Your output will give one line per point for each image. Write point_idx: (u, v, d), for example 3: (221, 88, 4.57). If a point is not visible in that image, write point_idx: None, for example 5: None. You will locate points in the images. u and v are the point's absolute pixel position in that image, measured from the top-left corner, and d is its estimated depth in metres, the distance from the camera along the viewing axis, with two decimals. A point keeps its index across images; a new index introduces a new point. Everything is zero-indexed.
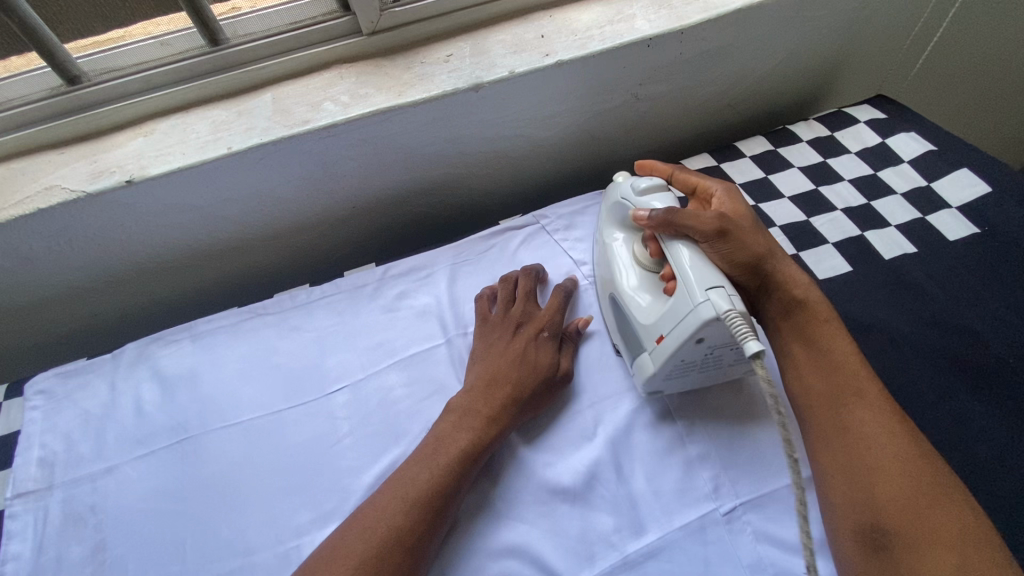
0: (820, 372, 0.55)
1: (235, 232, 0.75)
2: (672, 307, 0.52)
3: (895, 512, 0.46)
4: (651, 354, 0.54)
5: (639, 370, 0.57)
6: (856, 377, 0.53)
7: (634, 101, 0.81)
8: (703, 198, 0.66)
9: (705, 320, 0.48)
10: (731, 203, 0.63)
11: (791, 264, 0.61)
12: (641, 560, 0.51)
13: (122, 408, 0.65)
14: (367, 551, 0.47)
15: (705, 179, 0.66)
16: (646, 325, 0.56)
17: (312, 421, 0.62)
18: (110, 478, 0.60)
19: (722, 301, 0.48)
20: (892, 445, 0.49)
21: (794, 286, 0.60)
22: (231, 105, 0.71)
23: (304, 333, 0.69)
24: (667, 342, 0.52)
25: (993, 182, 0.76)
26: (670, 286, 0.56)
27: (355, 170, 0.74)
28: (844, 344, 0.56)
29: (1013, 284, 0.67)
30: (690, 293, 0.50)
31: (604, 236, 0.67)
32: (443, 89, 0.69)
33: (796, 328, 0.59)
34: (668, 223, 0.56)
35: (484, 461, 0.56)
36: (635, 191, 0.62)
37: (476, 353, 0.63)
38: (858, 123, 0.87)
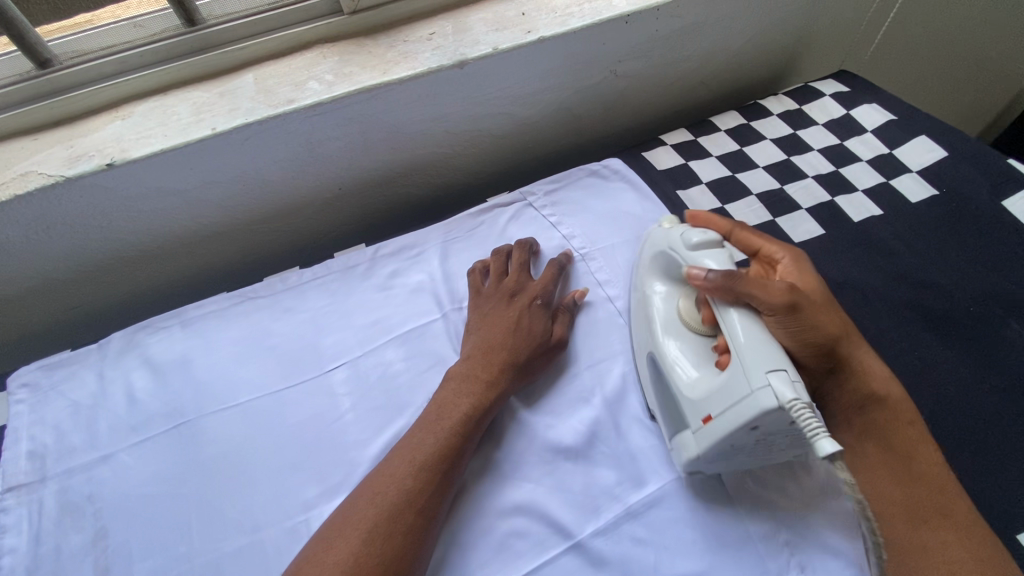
0: (903, 481, 0.53)
1: (221, 217, 0.74)
2: (725, 384, 0.49)
3: None
4: (697, 433, 0.51)
5: (679, 447, 0.53)
6: (941, 492, 0.51)
7: (613, 78, 0.83)
8: (765, 261, 0.63)
9: (765, 408, 0.45)
10: (797, 271, 0.59)
11: (878, 365, 0.57)
12: (644, 509, 0.54)
13: (113, 397, 0.63)
14: (378, 513, 0.48)
15: (769, 241, 0.63)
16: (692, 399, 0.52)
17: (312, 399, 0.62)
18: (107, 466, 0.59)
19: (786, 389, 0.45)
20: (978, 574, 0.46)
21: (873, 380, 0.56)
22: (211, 86, 0.70)
23: (297, 314, 0.69)
24: (716, 424, 0.49)
25: (949, 147, 0.81)
26: (722, 360, 0.53)
27: (342, 149, 0.73)
28: (930, 453, 0.53)
29: (969, 240, 0.72)
30: (748, 375, 0.47)
31: (645, 285, 0.63)
32: (429, 67, 0.69)
33: (874, 430, 0.56)
34: (727, 288, 0.52)
35: (486, 425, 0.57)
36: (687, 244, 0.58)
37: (471, 323, 0.64)
38: (824, 96, 0.91)
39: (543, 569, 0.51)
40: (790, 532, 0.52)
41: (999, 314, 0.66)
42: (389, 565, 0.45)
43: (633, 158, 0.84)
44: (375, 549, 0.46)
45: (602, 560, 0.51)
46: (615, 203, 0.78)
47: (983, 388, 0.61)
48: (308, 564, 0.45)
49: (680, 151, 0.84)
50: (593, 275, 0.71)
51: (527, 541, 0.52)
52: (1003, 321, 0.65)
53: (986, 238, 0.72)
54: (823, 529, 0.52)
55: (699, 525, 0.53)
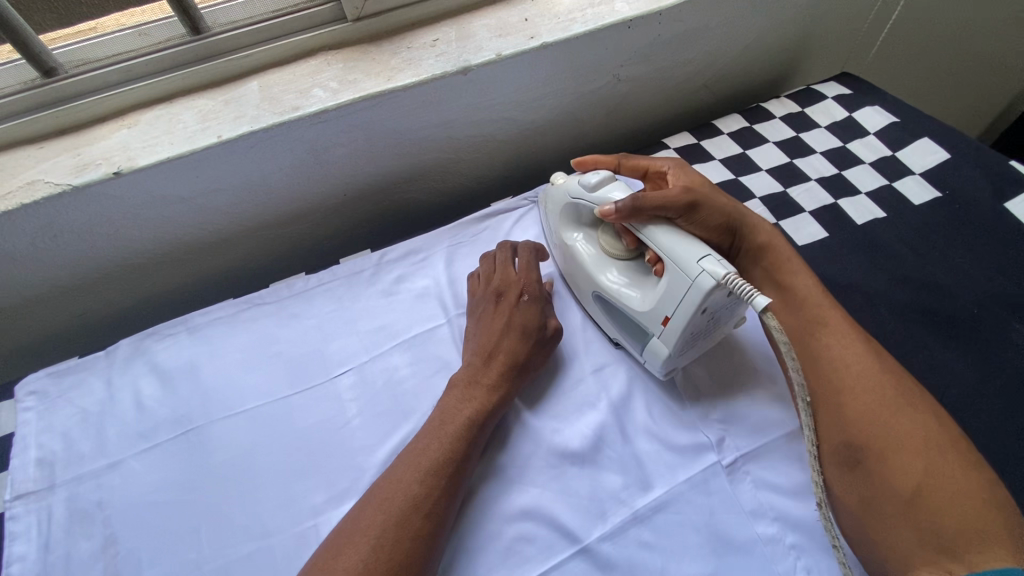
0: (794, 309, 0.60)
1: (227, 224, 0.74)
2: (669, 287, 0.54)
3: (871, 431, 0.50)
4: (662, 336, 0.55)
5: (651, 356, 0.58)
6: (823, 307, 0.59)
7: (615, 82, 0.83)
8: (657, 177, 0.69)
9: (709, 289, 0.50)
10: (684, 173, 0.67)
11: (758, 219, 0.66)
12: (650, 513, 0.54)
13: (121, 404, 0.64)
14: (387, 520, 0.48)
15: (653, 159, 0.69)
16: (646, 311, 0.57)
17: (319, 405, 0.62)
18: (115, 473, 0.59)
19: (719, 268, 0.50)
20: (861, 363, 0.53)
21: (759, 232, 0.64)
22: (216, 94, 0.70)
23: (303, 320, 0.69)
24: (675, 322, 0.54)
25: (951, 149, 0.81)
26: (659, 269, 0.57)
27: (347, 156, 0.74)
28: (807, 280, 0.61)
29: (974, 242, 0.72)
30: (685, 269, 0.52)
31: (564, 238, 0.68)
32: (433, 73, 0.69)
33: (767, 277, 0.64)
34: (637, 210, 0.57)
35: (491, 429, 0.57)
36: (588, 187, 0.63)
37: (469, 330, 0.64)
38: (826, 98, 0.91)
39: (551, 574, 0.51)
40: (796, 535, 0.53)
41: (1004, 317, 0.66)
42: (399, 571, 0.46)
43: None
44: (384, 556, 0.46)
45: (610, 565, 0.51)
46: None
47: (989, 391, 0.61)
48: (317, 572, 0.45)
49: (683, 154, 0.85)
50: None
51: (534, 546, 0.52)
52: (1008, 324, 0.65)
53: (990, 241, 0.72)
54: None
55: (705, 528, 0.53)
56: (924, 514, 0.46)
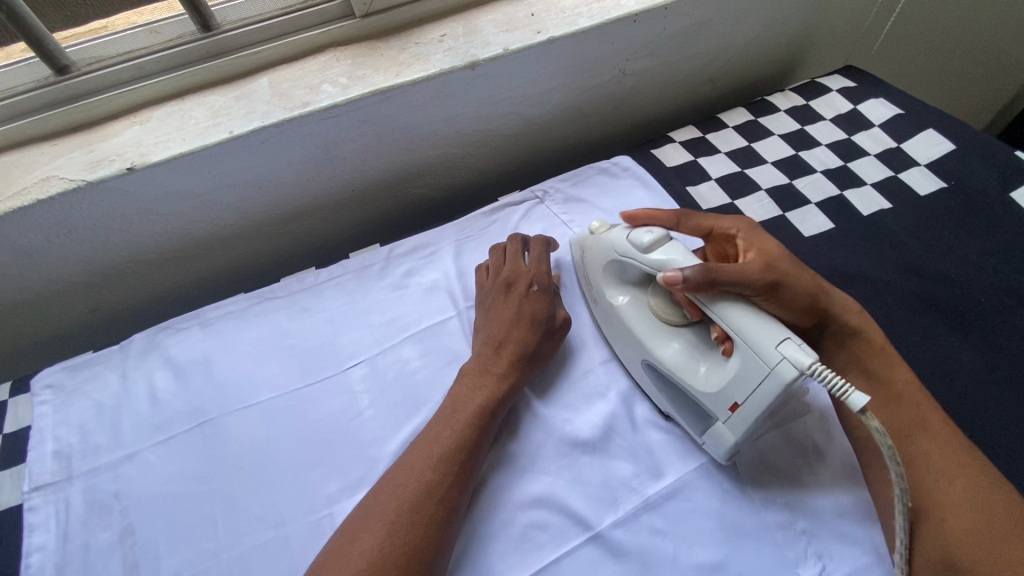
0: (866, 377, 0.58)
1: (238, 220, 0.75)
2: (741, 370, 0.50)
3: (972, 550, 0.46)
4: (728, 422, 0.51)
5: (713, 440, 0.54)
6: (920, 409, 0.55)
7: (621, 76, 0.84)
8: (721, 238, 0.62)
9: (791, 379, 0.46)
10: (758, 238, 0.60)
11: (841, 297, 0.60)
12: (661, 500, 0.54)
13: (135, 397, 0.64)
14: (401, 505, 0.49)
15: (719, 219, 0.62)
16: (710, 393, 0.52)
17: (331, 397, 0.63)
18: (131, 465, 0.60)
19: (801, 355, 0.46)
20: (965, 478, 0.50)
21: (848, 316, 0.60)
22: (227, 90, 0.71)
23: (314, 313, 0.70)
24: (746, 410, 0.49)
25: (956, 140, 0.82)
26: (727, 348, 0.52)
27: (356, 151, 0.74)
28: (905, 375, 0.57)
29: (979, 231, 0.73)
30: (763, 355, 0.47)
31: (607, 296, 0.64)
32: (441, 68, 0.70)
33: (853, 365, 0.59)
34: (711, 283, 0.51)
35: (501, 418, 0.58)
36: (640, 248, 0.57)
37: (478, 321, 0.65)
38: (831, 91, 0.92)
39: (564, 561, 0.52)
40: (806, 521, 0.53)
41: (1010, 306, 0.66)
42: (415, 553, 0.46)
43: (643, 156, 0.85)
44: (399, 539, 0.47)
45: (622, 551, 0.52)
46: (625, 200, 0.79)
47: (995, 378, 0.62)
48: (334, 556, 0.46)
49: (689, 148, 0.85)
50: None
51: (547, 533, 0.53)
52: (1014, 312, 0.66)
53: (996, 230, 0.73)
54: (840, 518, 0.53)
55: (716, 515, 0.54)
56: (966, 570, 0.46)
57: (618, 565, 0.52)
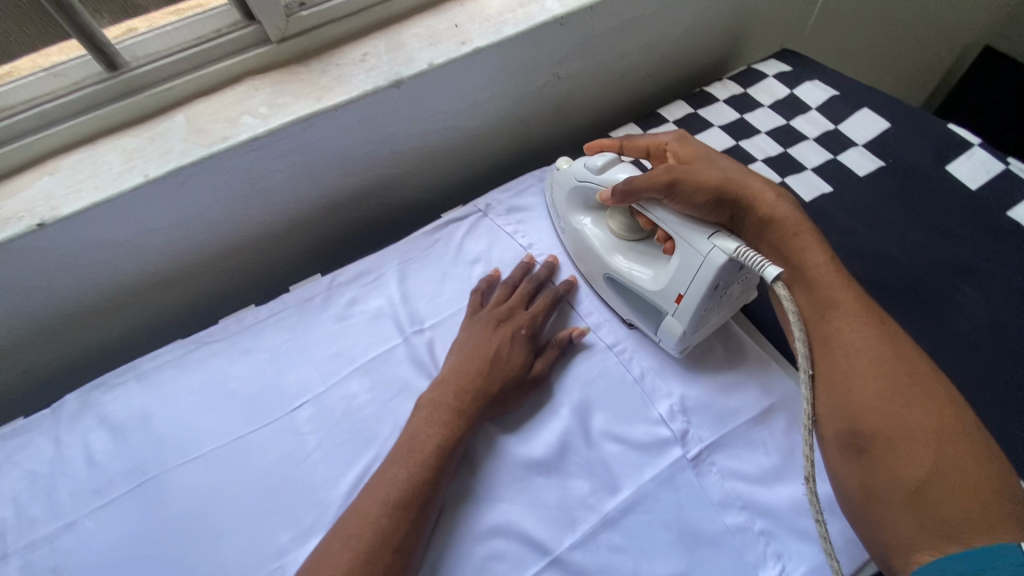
0: (805, 291, 0.56)
1: (169, 263, 0.72)
2: (681, 264, 0.57)
3: (874, 419, 0.47)
4: (677, 314, 0.58)
5: (666, 334, 0.60)
6: (834, 288, 0.54)
7: (556, 80, 0.82)
8: (659, 156, 0.68)
9: (720, 264, 0.53)
10: (684, 148, 0.64)
11: (756, 182, 0.61)
12: (620, 516, 0.53)
13: (71, 462, 0.61)
14: (354, 557, 0.47)
15: (653, 135, 0.68)
16: (659, 290, 0.59)
17: (278, 441, 0.61)
18: (70, 535, 0.57)
19: (728, 242, 0.53)
20: (874, 351, 0.50)
21: (760, 207, 0.60)
22: (142, 131, 0.68)
23: (255, 354, 0.67)
24: (688, 299, 0.56)
25: (891, 118, 0.82)
26: (666, 248, 0.61)
27: (286, 181, 0.72)
28: (820, 255, 0.57)
29: (919, 208, 0.73)
30: (696, 246, 0.55)
31: (572, 222, 0.70)
32: (364, 89, 0.68)
33: (774, 250, 0.59)
34: (629, 193, 0.60)
35: (461, 452, 0.56)
36: (594, 171, 0.65)
37: (460, 341, 0.63)
38: (768, 77, 0.91)
39: None
40: (765, 521, 0.53)
41: (953, 281, 0.67)
42: None
43: None
44: None
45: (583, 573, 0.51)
46: None
47: (939, 355, 0.62)
48: None
49: None
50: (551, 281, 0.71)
51: (505, 563, 0.52)
52: (956, 287, 0.67)
53: (935, 205, 0.73)
54: (797, 515, 0.53)
55: (675, 524, 0.53)
56: (928, 507, 0.44)
57: None
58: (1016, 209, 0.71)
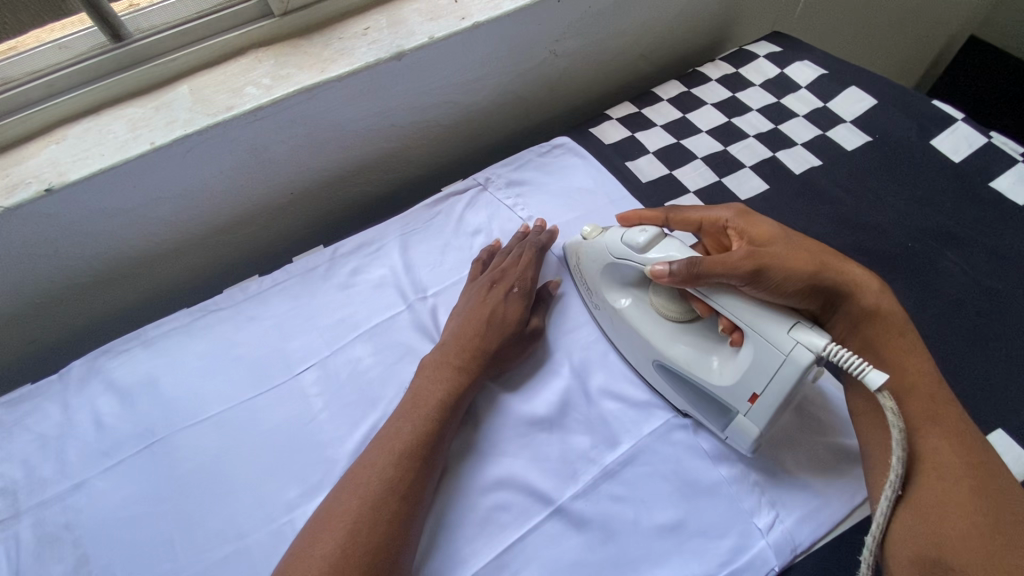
0: (903, 402, 0.52)
1: (173, 234, 0.73)
2: (754, 359, 0.50)
3: (961, 549, 0.44)
4: (751, 415, 0.51)
5: (736, 435, 0.53)
6: (935, 406, 0.51)
7: (553, 58, 0.84)
8: (712, 231, 0.62)
9: (807, 362, 0.47)
10: (749, 225, 0.58)
11: (859, 274, 0.57)
12: (619, 468, 0.55)
13: (80, 425, 0.62)
14: (362, 503, 0.49)
15: (708, 211, 0.61)
16: (727, 387, 0.52)
17: (285, 403, 0.62)
18: (81, 494, 0.58)
19: (815, 338, 0.47)
20: (972, 481, 0.47)
21: (864, 297, 0.56)
22: (146, 101, 0.68)
23: (260, 321, 0.68)
24: (766, 399, 0.50)
25: (878, 96, 0.85)
26: (734, 339, 0.53)
27: (289, 153, 0.73)
28: (922, 365, 0.53)
29: (904, 180, 0.76)
30: (775, 342, 0.48)
31: (608, 300, 0.62)
32: (366, 61, 0.69)
33: (867, 350, 0.55)
34: (695, 276, 0.53)
35: (464, 409, 0.58)
36: (636, 248, 0.57)
37: (459, 308, 0.65)
38: (759, 57, 0.93)
39: (528, 538, 0.53)
40: (759, 473, 0.55)
41: (936, 248, 0.70)
42: (379, 549, 0.46)
43: (581, 135, 0.85)
44: (360, 537, 0.47)
45: (585, 521, 0.53)
46: (568, 180, 0.79)
47: (924, 317, 0.65)
48: (295, 560, 0.46)
49: (626, 123, 0.86)
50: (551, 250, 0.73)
51: (510, 513, 0.54)
52: (940, 253, 0.69)
53: (920, 177, 0.76)
54: (789, 466, 0.55)
55: (672, 475, 0.55)
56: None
57: (581, 536, 0.52)
58: (996, 180, 0.74)
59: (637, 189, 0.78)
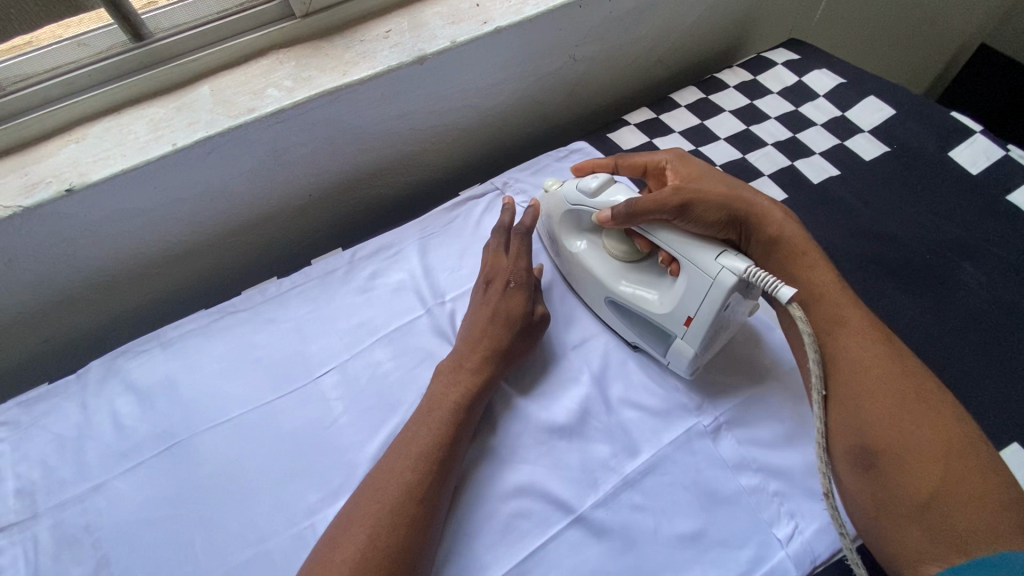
0: (815, 307, 0.57)
1: (190, 234, 0.73)
2: (688, 285, 0.55)
3: (881, 430, 0.48)
4: (686, 337, 0.56)
5: (676, 356, 0.58)
6: (840, 305, 0.56)
7: (572, 62, 0.84)
8: (655, 173, 0.68)
9: (731, 284, 0.52)
10: (684, 166, 0.65)
11: (765, 200, 0.62)
12: (640, 477, 0.56)
13: (99, 426, 0.62)
14: (382, 508, 0.49)
15: (650, 154, 0.68)
16: (666, 313, 0.58)
17: (304, 407, 0.62)
18: (100, 495, 0.58)
19: (737, 262, 0.52)
20: (882, 367, 0.51)
21: (773, 220, 0.61)
22: (167, 101, 0.68)
23: (279, 324, 0.68)
24: (698, 321, 0.55)
25: (896, 105, 0.85)
26: (671, 269, 0.59)
27: (308, 156, 0.73)
28: (826, 273, 0.58)
29: (922, 191, 0.76)
30: (704, 268, 0.54)
31: (566, 245, 0.68)
32: (388, 65, 0.69)
33: (781, 268, 0.61)
34: (631, 215, 0.59)
35: (479, 413, 0.58)
36: (588, 193, 0.63)
37: (466, 313, 0.65)
38: (777, 65, 0.93)
39: (548, 545, 0.53)
40: (778, 483, 0.55)
41: (954, 260, 0.70)
42: (401, 555, 0.47)
43: (599, 140, 0.85)
44: (382, 543, 0.47)
45: (605, 530, 0.53)
46: None
47: (943, 329, 0.65)
48: (318, 566, 0.46)
49: (644, 129, 0.86)
50: None
51: (531, 521, 0.54)
52: (958, 265, 0.70)
53: (938, 188, 0.76)
54: (809, 477, 0.56)
55: (693, 485, 0.55)
56: (934, 519, 0.44)
57: (601, 544, 0.53)
58: (1015, 193, 0.74)
59: None
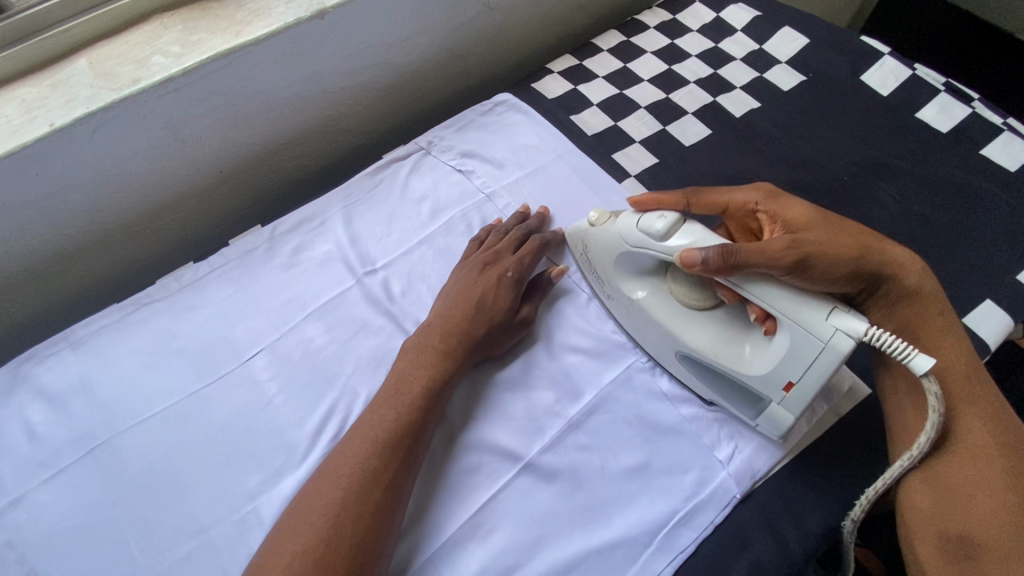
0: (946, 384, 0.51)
1: (93, 225, 0.67)
2: (791, 349, 0.48)
3: (988, 526, 0.45)
4: (785, 403, 0.50)
5: (770, 420, 0.52)
6: (970, 387, 0.51)
7: (488, 11, 0.81)
8: (739, 214, 0.59)
9: (848, 350, 0.45)
10: (781, 209, 0.55)
11: (901, 252, 0.54)
12: (584, 419, 0.56)
13: (9, 437, 0.57)
14: (346, 496, 0.47)
15: (732, 194, 0.58)
16: (760, 377, 0.51)
17: (235, 391, 0.59)
18: (18, 510, 0.54)
19: (855, 323, 0.45)
20: (1005, 461, 0.47)
21: (908, 276, 0.54)
22: (41, 79, 0.61)
23: (200, 310, 0.64)
24: (803, 387, 0.49)
25: (810, 35, 0.86)
26: (768, 327, 0.51)
27: (212, 129, 0.68)
28: (958, 349, 0.53)
29: (839, 117, 0.78)
30: (814, 331, 0.46)
31: (623, 291, 0.59)
32: (285, 21, 0.64)
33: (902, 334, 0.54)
34: (731, 265, 0.49)
35: (447, 398, 0.56)
36: (655, 236, 0.53)
37: (451, 282, 0.63)
38: (694, 2, 0.92)
39: (500, 496, 0.53)
40: (716, 409, 0.57)
41: (870, 179, 0.73)
42: (363, 539, 0.45)
43: (523, 91, 0.83)
44: (342, 530, 0.45)
45: (553, 474, 0.53)
46: (514, 137, 0.77)
47: None
48: (270, 556, 0.45)
49: (567, 77, 0.84)
50: (502, 212, 0.71)
51: (481, 474, 0.54)
52: (874, 184, 0.72)
53: (853, 112, 0.78)
54: None
55: (635, 419, 0.56)
56: None
57: (552, 488, 0.53)
58: (921, 111, 0.77)
59: (584, 144, 0.77)
